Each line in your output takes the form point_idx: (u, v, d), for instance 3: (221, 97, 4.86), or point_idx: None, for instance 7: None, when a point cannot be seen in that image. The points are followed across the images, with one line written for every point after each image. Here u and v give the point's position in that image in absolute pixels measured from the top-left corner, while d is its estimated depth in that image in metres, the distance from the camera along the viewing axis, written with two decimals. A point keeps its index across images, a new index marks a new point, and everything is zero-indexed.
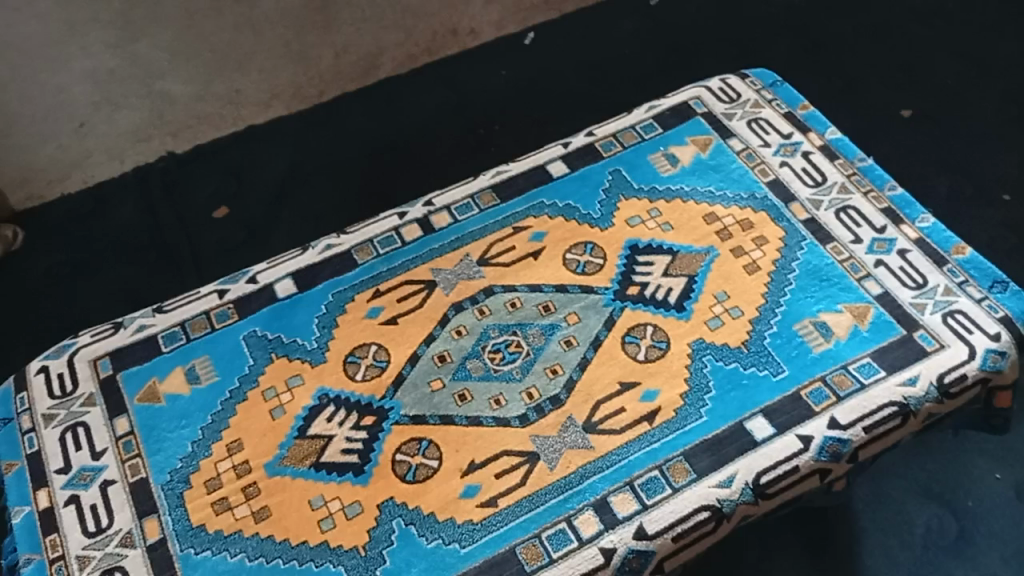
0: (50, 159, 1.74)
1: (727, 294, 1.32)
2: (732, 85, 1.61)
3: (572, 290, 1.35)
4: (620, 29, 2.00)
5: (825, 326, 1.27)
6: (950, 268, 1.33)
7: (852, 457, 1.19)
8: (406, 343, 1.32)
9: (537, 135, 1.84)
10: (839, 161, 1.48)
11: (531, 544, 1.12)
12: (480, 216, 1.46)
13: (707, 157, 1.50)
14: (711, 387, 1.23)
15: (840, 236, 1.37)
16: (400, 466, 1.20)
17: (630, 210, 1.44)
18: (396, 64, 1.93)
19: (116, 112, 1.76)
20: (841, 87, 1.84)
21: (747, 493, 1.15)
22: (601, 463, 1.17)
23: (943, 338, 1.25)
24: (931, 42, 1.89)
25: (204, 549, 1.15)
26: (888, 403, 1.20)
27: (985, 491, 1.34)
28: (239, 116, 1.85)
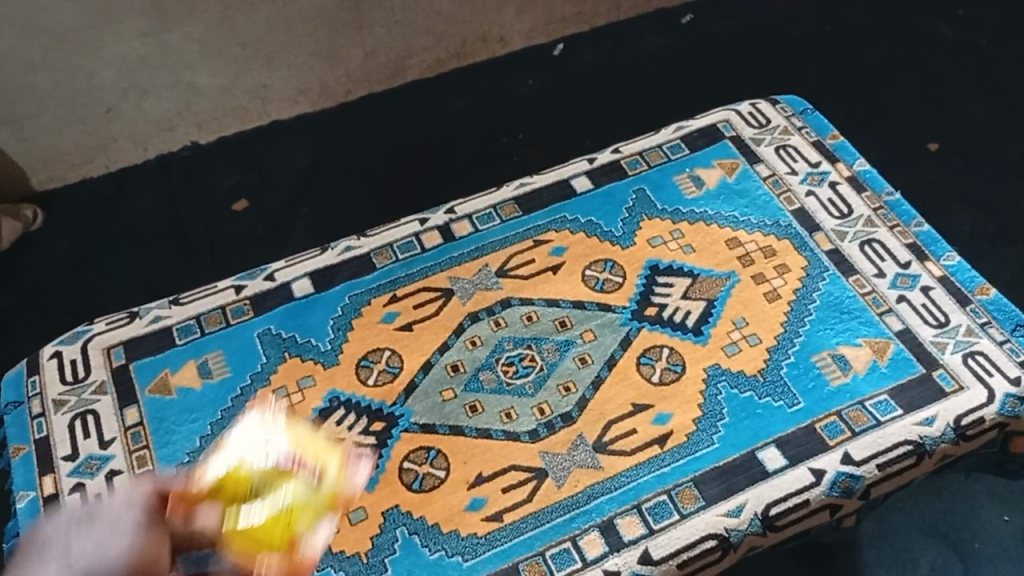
0: (74, 143, 1.73)
1: (745, 321, 1.31)
2: (762, 110, 1.60)
3: (589, 307, 1.34)
4: (650, 46, 1.99)
5: (844, 359, 1.26)
6: (973, 308, 1.31)
7: (864, 494, 1.17)
8: (420, 351, 1.31)
9: (560, 147, 1.83)
10: (866, 193, 1.46)
11: (535, 562, 1.11)
12: (501, 227, 1.45)
13: (733, 182, 1.49)
14: (725, 414, 1.21)
15: (863, 269, 1.36)
16: (407, 474, 1.19)
17: (652, 230, 1.43)
18: (424, 67, 1.94)
19: (144, 100, 1.72)
20: (869, 117, 1.82)
21: (756, 524, 1.13)
22: (610, 484, 1.16)
23: (962, 380, 1.23)
24: (962, 78, 1.87)
25: None
26: (903, 441, 1.18)
27: (994, 534, 1.32)
28: (265, 111, 1.86)
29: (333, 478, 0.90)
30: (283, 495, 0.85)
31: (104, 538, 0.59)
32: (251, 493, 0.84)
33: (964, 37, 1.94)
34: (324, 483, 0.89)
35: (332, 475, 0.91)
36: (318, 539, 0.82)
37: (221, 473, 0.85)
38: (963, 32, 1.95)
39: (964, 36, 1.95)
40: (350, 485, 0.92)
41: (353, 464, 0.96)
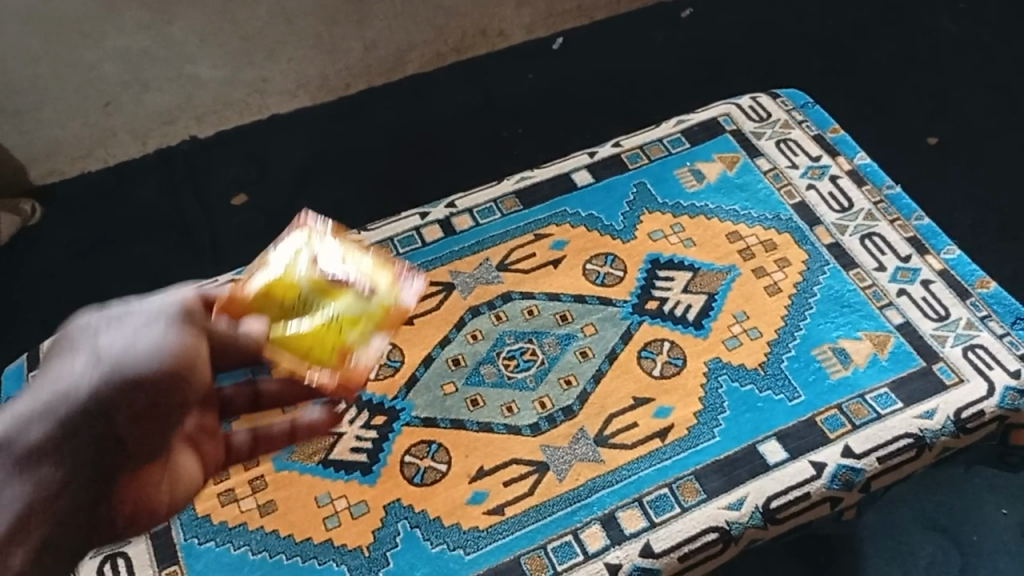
0: (74, 136, 1.73)
1: (746, 314, 1.31)
2: (763, 104, 1.60)
3: (590, 300, 1.34)
4: (651, 40, 1.99)
5: (844, 353, 1.26)
6: (973, 302, 1.32)
7: (864, 487, 1.17)
8: (421, 344, 1.31)
9: (561, 141, 1.83)
10: (866, 187, 1.47)
11: (536, 555, 1.11)
12: (502, 221, 1.45)
13: (734, 175, 1.49)
14: (726, 407, 1.22)
15: (863, 262, 1.36)
16: (408, 468, 1.19)
17: (653, 224, 1.43)
18: (424, 61, 1.93)
19: (145, 93, 1.72)
20: (870, 111, 1.82)
21: (757, 517, 1.13)
22: (611, 478, 1.17)
23: (962, 373, 1.23)
24: (964, 72, 1.87)
25: (208, 539, 1.15)
26: (904, 434, 1.18)
27: (993, 528, 1.32)
28: (265, 104, 1.85)
29: (384, 291, 0.90)
30: (331, 306, 0.88)
31: (130, 335, 0.74)
32: (301, 302, 0.88)
33: (966, 31, 1.94)
34: (375, 299, 0.89)
35: (383, 289, 0.91)
36: (367, 352, 0.87)
37: (272, 281, 0.88)
38: (965, 26, 1.95)
39: (965, 30, 1.94)
40: (404, 305, 0.90)
41: (408, 282, 0.92)
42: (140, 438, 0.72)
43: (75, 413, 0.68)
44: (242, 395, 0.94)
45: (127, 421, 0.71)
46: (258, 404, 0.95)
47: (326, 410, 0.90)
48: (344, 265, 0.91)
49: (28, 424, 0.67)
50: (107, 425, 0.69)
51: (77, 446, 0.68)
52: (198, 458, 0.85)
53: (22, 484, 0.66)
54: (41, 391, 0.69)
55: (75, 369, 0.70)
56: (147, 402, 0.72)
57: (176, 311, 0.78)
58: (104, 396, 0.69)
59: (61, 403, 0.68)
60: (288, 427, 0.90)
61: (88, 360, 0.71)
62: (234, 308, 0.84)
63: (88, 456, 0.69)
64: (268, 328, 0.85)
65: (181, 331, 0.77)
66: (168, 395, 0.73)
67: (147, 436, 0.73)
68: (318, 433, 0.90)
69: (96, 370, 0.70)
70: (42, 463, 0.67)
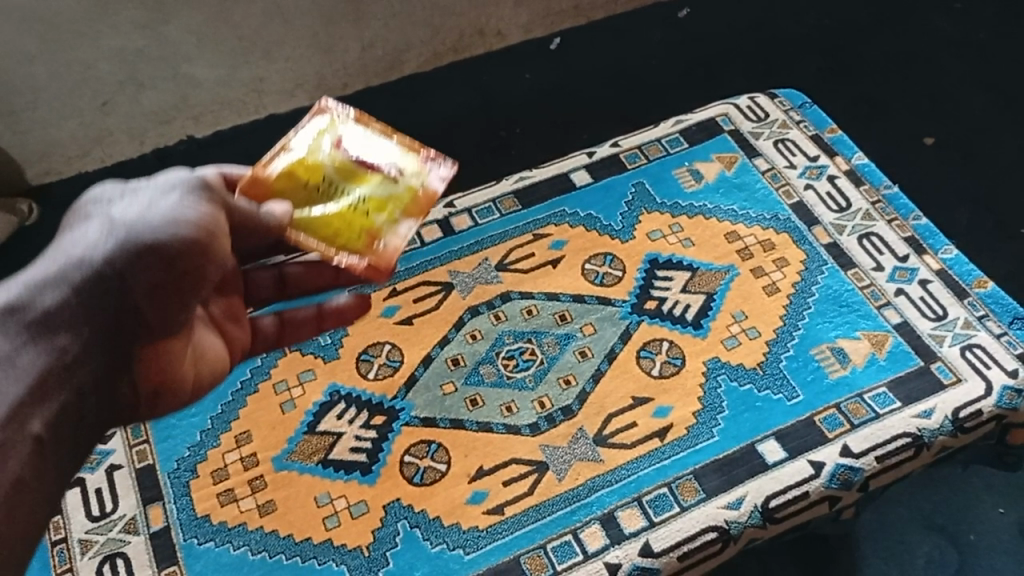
0: (71, 136, 1.73)
1: (745, 314, 1.31)
2: (760, 104, 1.61)
3: (589, 300, 1.34)
4: (648, 40, 1.99)
5: (842, 352, 1.26)
6: (970, 302, 1.32)
7: (863, 486, 1.17)
8: (420, 344, 1.31)
9: (559, 141, 1.83)
10: (864, 187, 1.47)
11: (536, 554, 1.11)
12: (501, 221, 1.45)
13: (732, 175, 1.49)
14: (725, 407, 1.22)
15: (861, 262, 1.36)
16: (408, 468, 1.19)
17: (652, 224, 1.43)
18: (422, 61, 1.94)
19: (141, 92, 1.72)
20: (867, 111, 1.83)
21: (756, 516, 1.13)
22: (610, 477, 1.17)
23: (960, 372, 1.24)
24: (960, 72, 1.88)
25: (208, 539, 1.15)
26: (902, 433, 1.18)
27: (990, 526, 1.33)
28: (262, 104, 1.85)
29: (410, 174, 0.91)
30: (356, 188, 0.89)
31: (144, 204, 0.73)
32: (326, 184, 0.89)
33: (963, 31, 1.95)
34: (403, 182, 0.91)
35: (409, 172, 0.91)
36: (396, 234, 0.88)
37: (296, 163, 0.90)
38: (961, 26, 1.96)
39: (961, 30, 1.95)
40: (430, 189, 0.91)
41: (433, 166, 0.92)
42: (157, 310, 0.73)
43: (86, 280, 0.70)
44: (267, 278, 1.02)
45: (141, 292, 0.71)
46: (283, 289, 1.03)
47: (354, 297, 1.05)
48: (369, 147, 0.92)
49: (44, 289, 0.69)
50: (122, 294, 0.71)
51: (91, 315, 0.70)
52: (222, 338, 0.93)
53: (38, 349, 0.68)
54: (57, 259, 0.71)
55: (87, 238, 0.71)
56: (160, 274, 0.71)
57: (195, 180, 0.76)
58: (117, 266, 0.70)
59: (74, 272, 0.70)
60: (317, 313, 1.04)
61: (100, 230, 0.71)
62: (256, 189, 0.87)
63: (104, 323, 0.71)
64: (294, 211, 0.87)
65: (199, 200, 0.75)
66: (184, 269, 0.72)
67: (164, 307, 0.74)
68: (347, 319, 1.05)
69: (107, 240, 0.71)
70: (58, 330, 0.69)
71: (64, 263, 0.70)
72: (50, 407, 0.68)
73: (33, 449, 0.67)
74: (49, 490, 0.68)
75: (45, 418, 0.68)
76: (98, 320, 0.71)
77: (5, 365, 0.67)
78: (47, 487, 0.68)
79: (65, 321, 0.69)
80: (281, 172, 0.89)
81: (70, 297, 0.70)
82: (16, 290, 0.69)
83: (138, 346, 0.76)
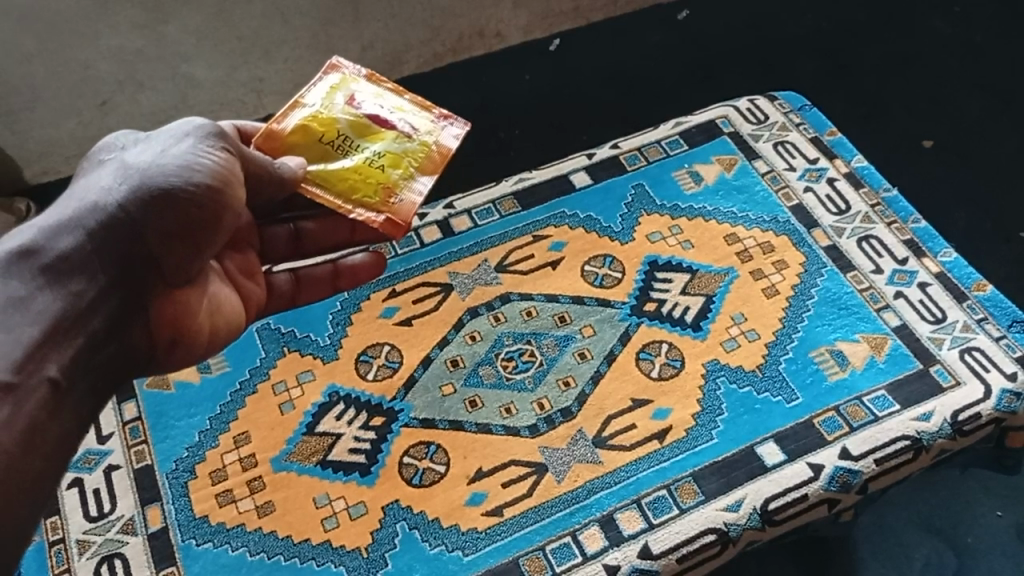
0: (70, 135, 1.72)
1: (744, 316, 1.31)
2: (760, 106, 1.61)
3: (589, 302, 1.34)
4: (647, 42, 1.99)
5: (842, 355, 1.27)
6: (970, 305, 1.32)
7: (862, 489, 1.17)
8: (420, 345, 1.31)
9: (558, 142, 1.83)
10: (863, 189, 1.47)
11: (535, 556, 1.11)
12: (500, 222, 1.45)
13: (732, 178, 1.49)
14: (724, 410, 1.22)
15: (860, 265, 1.37)
16: (407, 469, 1.19)
17: (651, 226, 1.43)
18: (421, 62, 1.94)
19: (140, 92, 1.71)
20: (866, 115, 1.83)
21: (755, 518, 1.13)
22: (610, 480, 1.17)
23: (959, 375, 1.24)
24: (959, 75, 1.88)
25: (206, 541, 1.15)
26: (901, 436, 1.19)
27: (988, 529, 1.33)
28: (261, 104, 1.85)
29: (422, 133, 1.03)
30: (371, 144, 1.00)
31: (157, 158, 0.81)
32: (343, 139, 0.99)
33: (961, 35, 1.95)
34: (418, 140, 1.02)
35: (421, 131, 1.03)
36: (413, 186, 0.99)
37: (316, 120, 0.99)
38: (960, 29, 1.96)
39: (960, 33, 1.95)
40: (443, 149, 1.03)
41: (445, 128, 1.05)
42: (171, 255, 0.80)
43: (103, 223, 0.76)
44: (283, 233, 1.06)
45: (157, 236, 0.78)
46: (299, 245, 1.08)
47: (370, 255, 1.11)
48: (382, 108, 1.03)
49: (59, 234, 0.73)
50: (137, 237, 0.77)
51: (106, 258, 0.75)
52: (238, 293, 0.96)
53: (57, 291, 0.71)
54: (70, 205, 0.77)
55: (103, 187, 0.78)
56: (176, 219, 0.79)
57: (205, 130, 0.85)
58: (134, 210, 0.77)
59: (92, 216, 0.76)
60: (333, 271, 1.10)
61: (116, 178, 0.79)
62: (273, 143, 0.97)
63: (120, 267, 0.76)
64: (314, 164, 0.97)
65: (208, 150, 0.83)
66: (198, 217, 0.80)
67: (178, 252, 0.80)
68: (363, 277, 1.13)
69: (123, 186, 0.78)
70: (75, 274, 0.73)
71: (80, 211, 0.76)
72: (69, 349, 0.70)
73: (50, 392, 0.67)
74: (64, 433, 0.68)
75: (60, 362, 0.69)
76: (115, 263, 0.76)
77: (22, 307, 0.68)
78: (61, 429, 0.68)
79: (84, 267, 0.73)
80: (303, 127, 0.98)
81: (88, 241, 0.75)
82: (31, 235, 0.72)
83: (152, 293, 0.81)
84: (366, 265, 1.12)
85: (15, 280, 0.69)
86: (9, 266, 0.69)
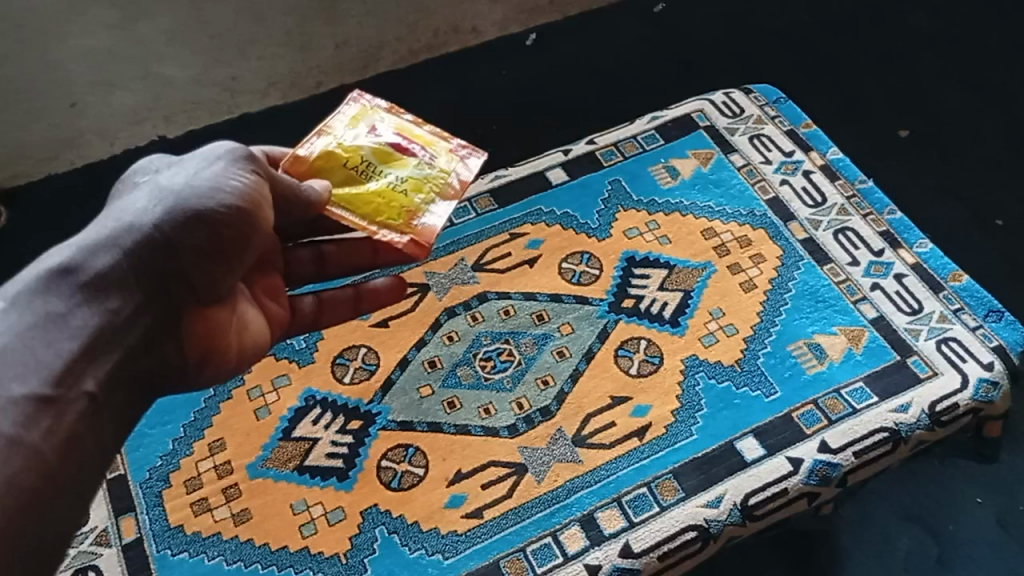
0: (40, 138, 1.69)
1: (722, 311, 1.31)
2: (735, 99, 1.60)
3: (567, 300, 1.33)
4: (624, 35, 1.98)
5: (819, 348, 1.26)
6: (945, 295, 1.33)
7: (842, 482, 1.17)
8: (397, 347, 1.29)
9: (537, 138, 1.81)
10: (839, 181, 1.47)
11: (516, 557, 1.11)
12: (477, 220, 1.44)
13: (708, 172, 1.49)
14: (703, 405, 1.22)
15: (837, 257, 1.37)
16: (386, 473, 1.18)
17: (628, 221, 1.42)
18: (397, 58, 1.89)
19: (111, 93, 1.73)
20: (843, 105, 1.83)
21: (735, 514, 1.13)
22: (590, 478, 1.16)
23: (936, 366, 1.24)
24: (934, 66, 1.88)
25: (182, 550, 1.13)
26: (879, 428, 1.19)
27: (968, 516, 1.34)
28: (234, 104, 1.77)
29: (442, 161, 1.01)
30: (392, 171, 0.98)
31: (191, 179, 0.79)
32: (365, 165, 0.97)
33: (936, 25, 1.95)
34: (438, 167, 1.00)
35: (441, 159, 1.01)
36: (434, 213, 0.96)
37: (337, 146, 0.98)
38: (935, 20, 1.96)
39: (935, 23, 1.96)
40: (463, 179, 1.01)
41: (465, 158, 1.03)
42: (204, 276, 0.79)
43: (137, 243, 0.74)
44: (307, 256, 1.05)
45: (190, 256, 0.76)
46: (323, 266, 1.06)
47: (390, 280, 1.09)
48: (404, 135, 1.01)
49: (96, 252, 0.73)
50: (170, 258, 0.76)
51: (140, 279, 0.74)
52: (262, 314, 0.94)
53: (93, 309, 0.71)
54: (107, 223, 0.75)
55: (138, 206, 0.76)
56: (208, 241, 0.77)
57: (239, 152, 0.82)
58: (166, 231, 0.75)
59: (125, 236, 0.74)
60: (355, 295, 1.07)
61: (150, 199, 0.77)
62: (299, 168, 0.95)
63: (153, 285, 0.76)
64: (335, 188, 0.95)
65: (241, 172, 0.81)
66: (230, 241, 0.79)
67: (210, 272, 0.78)
68: (383, 301, 1.10)
69: (157, 207, 0.76)
70: (111, 293, 0.73)
71: (115, 229, 0.75)
72: (104, 367, 0.71)
73: (86, 407, 0.68)
74: (98, 444, 0.69)
75: (95, 379, 0.70)
76: (149, 282, 0.75)
77: (60, 324, 0.69)
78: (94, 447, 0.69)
79: (119, 284, 0.73)
80: (328, 153, 0.97)
81: (124, 260, 0.74)
82: (68, 253, 0.72)
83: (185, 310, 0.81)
84: (387, 288, 1.09)
85: (54, 297, 0.70)
86: (48, 284, 0.70)
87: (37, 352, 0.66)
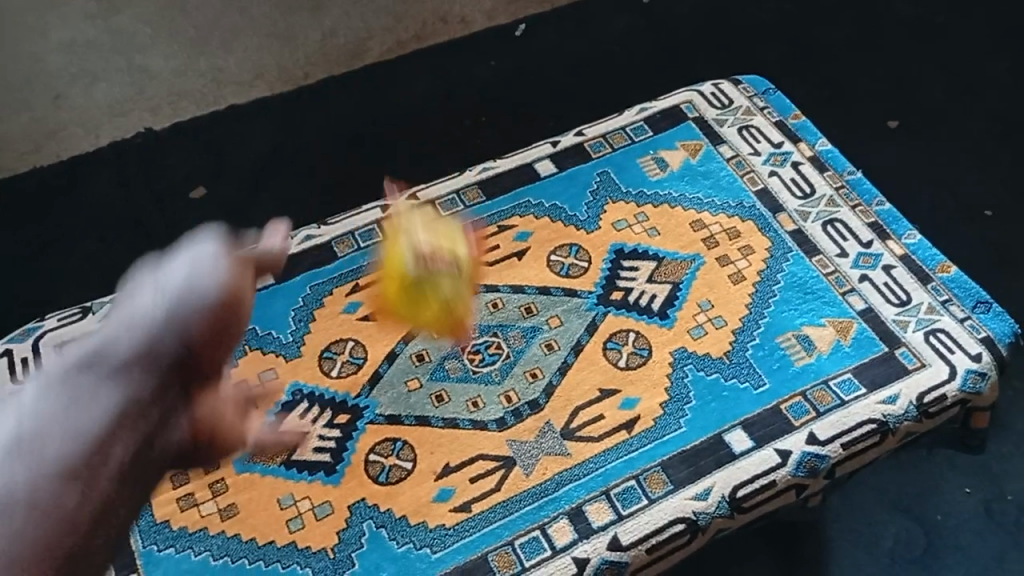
0: (24, 131, 1.67)
1: (711, 303, 1.31)
2: (724, 90, 1.59)
3: (555, 292, 1.33)
4: (612, 26, 1.97)
5: (808, 339, 1.26)
6: (934, 286, 1.33)
7: (830, 473, 1.18)
8: (384, 340, 1.29)
9: (526, 129, 1.81)
10: (828, 172, 1.47)
11: (504, 551, 1.10)
12: (464, 212, 1.43)
13: (697, 163, 1.48)
14: (691, 397, 1.21)
15: (826, 248, 1.36)
16: (373, 467, 1.17)
17: (617, 213, 1.42)
18: (385, 49, 1.90)
19: (94, 84, 1.70)
20: (831, 96, 1.83)
21: (723, 506, 1.13)
22: (578, 471, 1.16)
23: (924, 357, 1.24)
24: (922, 56, 1.88)
25: (167, 546, 1.12)
26: (867, 420, 1.19)
27: (955, 506, 1.34)
28: (220, 95, 1.80)
29: None
30: None
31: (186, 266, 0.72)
32: None
33: (924, 15, 1.95)
34: None
35: None
36: None
37: None
38: (922, 10, 1.96)
39: (923, 14, 1.95)
40: None
41: None
42: (211, 359, 0.72)
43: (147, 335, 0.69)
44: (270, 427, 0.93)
45: (197, 348, 0.71)
46: None
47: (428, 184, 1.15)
48: None
49: (115, 343, 0.68)
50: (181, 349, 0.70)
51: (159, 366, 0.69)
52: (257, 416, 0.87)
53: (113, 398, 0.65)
54: (115, 322, 0.70)
55: (141, 302, 0.70)
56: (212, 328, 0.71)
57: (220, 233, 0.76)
58: (174, 322, 0.70)
59: (138, 329, 0.69)
60: None
61: (150, 292, 0.71)
62: None
63: (171, 377, 0.70)
64: None
65: (247, 264, 0.75)
66: (229, 327, 0.73)
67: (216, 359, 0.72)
68: None
69: (159, 300, 0.70)
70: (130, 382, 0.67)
71: (121, 327, 0.69)
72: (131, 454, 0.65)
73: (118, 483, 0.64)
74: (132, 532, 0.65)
75: (130, 453, 0.65)
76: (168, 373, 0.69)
77: (85, 403, 0.64)
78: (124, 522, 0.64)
79: (133, 373, 0.67)
80: None
81: (138, 355, 0.68)
82: (89, 346, 0.67)
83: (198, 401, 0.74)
84: None
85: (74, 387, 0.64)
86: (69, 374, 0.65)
87: (65, 429, 0.62)
